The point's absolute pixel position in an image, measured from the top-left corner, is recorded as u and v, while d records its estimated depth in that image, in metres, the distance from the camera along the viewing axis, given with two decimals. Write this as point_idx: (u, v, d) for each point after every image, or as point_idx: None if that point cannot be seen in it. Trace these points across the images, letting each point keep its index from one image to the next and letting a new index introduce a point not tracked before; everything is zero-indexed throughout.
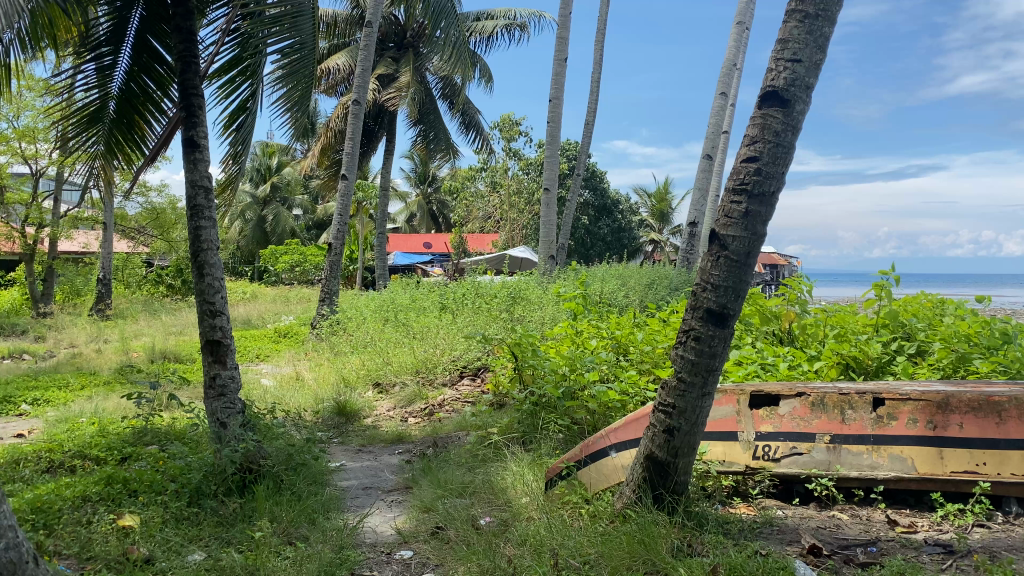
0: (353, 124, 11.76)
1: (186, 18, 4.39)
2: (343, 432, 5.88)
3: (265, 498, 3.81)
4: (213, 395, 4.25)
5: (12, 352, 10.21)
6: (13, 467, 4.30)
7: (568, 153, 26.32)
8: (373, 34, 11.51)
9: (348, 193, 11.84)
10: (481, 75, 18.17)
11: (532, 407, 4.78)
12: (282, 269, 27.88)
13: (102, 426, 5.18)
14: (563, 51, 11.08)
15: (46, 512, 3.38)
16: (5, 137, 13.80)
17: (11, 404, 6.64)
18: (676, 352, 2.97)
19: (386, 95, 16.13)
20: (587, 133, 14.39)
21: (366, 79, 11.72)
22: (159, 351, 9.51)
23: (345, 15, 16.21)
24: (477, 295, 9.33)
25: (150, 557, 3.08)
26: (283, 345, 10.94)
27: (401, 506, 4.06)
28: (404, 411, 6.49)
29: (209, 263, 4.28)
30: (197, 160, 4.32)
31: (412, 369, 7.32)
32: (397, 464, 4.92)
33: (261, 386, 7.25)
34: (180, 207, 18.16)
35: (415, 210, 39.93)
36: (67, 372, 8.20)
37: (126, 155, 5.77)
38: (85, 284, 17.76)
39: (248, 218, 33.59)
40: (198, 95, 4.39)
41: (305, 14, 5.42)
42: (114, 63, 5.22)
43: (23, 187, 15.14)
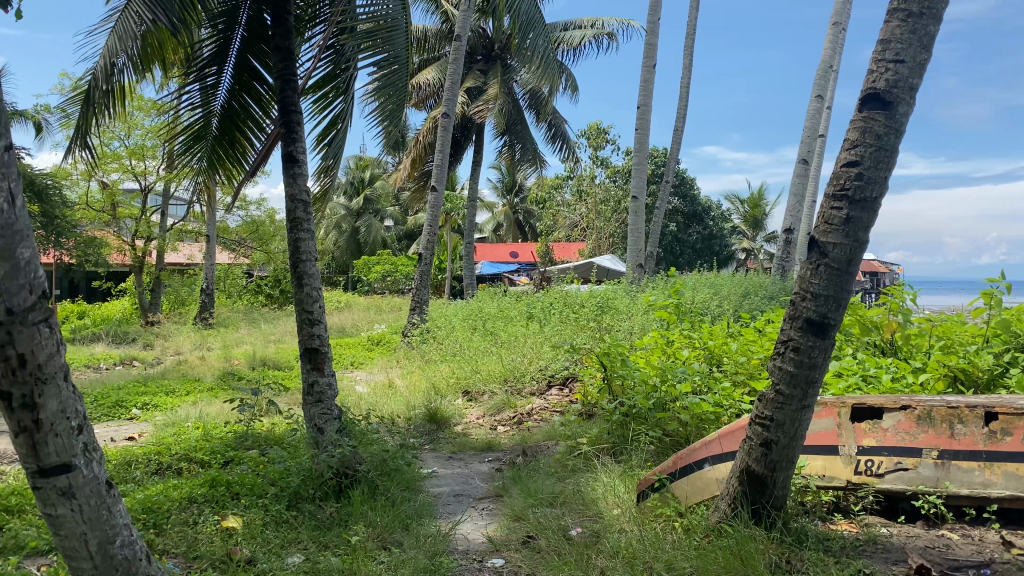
0: (441, 136, 11.93)
1: (285, 38, 4.54)
2: (434, 439, 5.95)
3: (361, 502, 3.89)
4: (311, 402, 4.37)
5: (123, 359, 10.78)
6: (125, 467, 4.53)
7: (657, 160, 26.11)
8: (461, 47, 11.65)
9: (438, 204, 12.00)
10: (569, 84, 18.20)
11: (622, 417, 4.75)
12: (374, 279, 28.51)
13: (206, 431, 5.41)
14: (650, 58, 10.98)
15: (155, 513, 3.55)
16: (118, 155, 14.58)
17: (122, 409, 7.00)
18: (773, 364, 2.89)
19: (474, 107, 16.35)
20: (676, 140, 14.19)
21: (454, 92, 11.89)
22: (259, 359, 9.87)
23: (435, 30, 16.55)
24: (566, 303, 9.30)
25: (252, 558, 3.16)
26: (376, 352, 11.20)
27: (492, 514, 4.08)
28: (493, 419, 6.54)
29: (308, 274, 4.42)
30: (296, 174, 4.48)
31: (500, 378, 7.35)
32: (488, 472, 4.95)
33: (354, 392, 7.41)
34: (279, 220, 18.80)
35: (502, 220, 40.30)
36: (174, 378, 8.59)
37: (228, 170, 5.95)
38: (189, 294, 18.57)
39: (342, 229, 34.58)
40: (296, 112, 4.55)
41: (400, 28, 5.51)
42: (218, 82, 5.48)
43: (133, 202, 15.96)
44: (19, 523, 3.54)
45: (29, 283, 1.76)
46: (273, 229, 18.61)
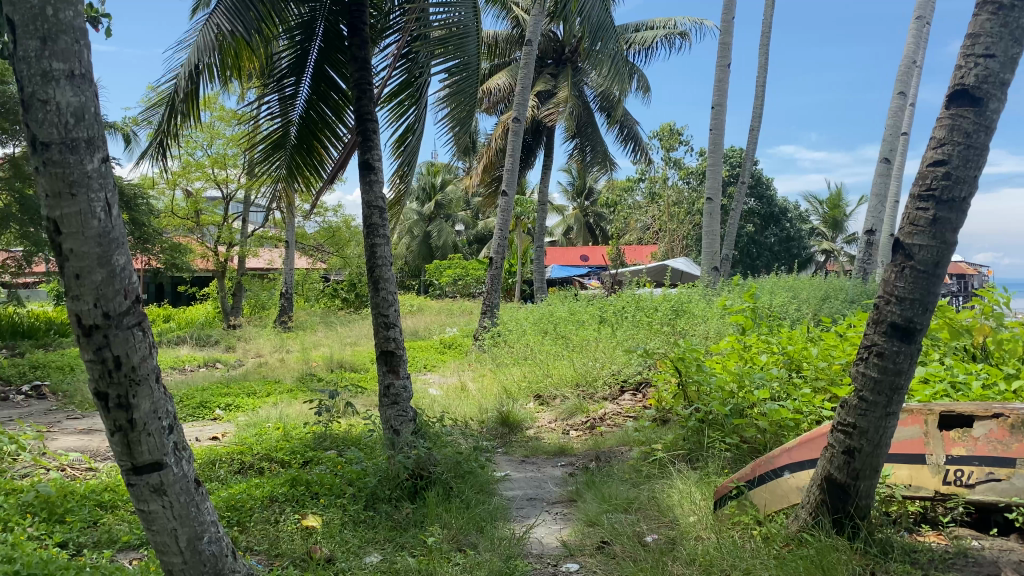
0: (512, 141, 11.98)
1: (361, 47, 4.63)
2: (506, 442, 5.99)
3: (436, 504, 3.93)
4: (387, 403, 4.45)
5: (206, 361, 11.15)
6: (210, 466, 4.68)
7: (732, 160, 25.68)
8: (532, 51, 11.68)
9: (508, 208, 12.04)
10: (641, 86, 18.07)
11: (698, 424, 4.69)
12: (446, 283, 28.79)
13: (286, 431, 5.56)
14: (724, 57, 10.81)
15: (239, 510, 3.68)
16: (201, 164, 15.10)
17: (206, 409, 7.25)
18: (857, 369, 2.81)
19: (545, 111, 16.38)
20: (751, 140, 13.92)
21: (525, 96, 11.92)
22: (336, 361, 10.09)
23: (506, 35, 16.66)
24: (639, 307, 9.23)
25: (331, 557, 3.23)
26: (448, 355, 11.32)
27: (566, 518, 4.07)
28: (565, 424, 6.53)
29: (383, 278, 4.49)
30: (372, 182, 4.57)
31: (572, 382, 7.33)
32: (561, 477, 4.94)
33: (428, 395, 7.51)
34: (354, 225, 19.19)
35: (573, 223, 40.24)
36: (255, 380, 8.87)
37: (305, 178, 6.07)
38: (268, 298, 19.12)
39: (414, 234, 35.04)
40: (372, 120, 4.64)
41: (472, 36, 5.50)
42: (295, 93, 5.63)
43: (216, 210, 16.51)
44: (112, 518, 3.71)
45: (124, 289, 1.84)
46: (348, 234, 19.01)
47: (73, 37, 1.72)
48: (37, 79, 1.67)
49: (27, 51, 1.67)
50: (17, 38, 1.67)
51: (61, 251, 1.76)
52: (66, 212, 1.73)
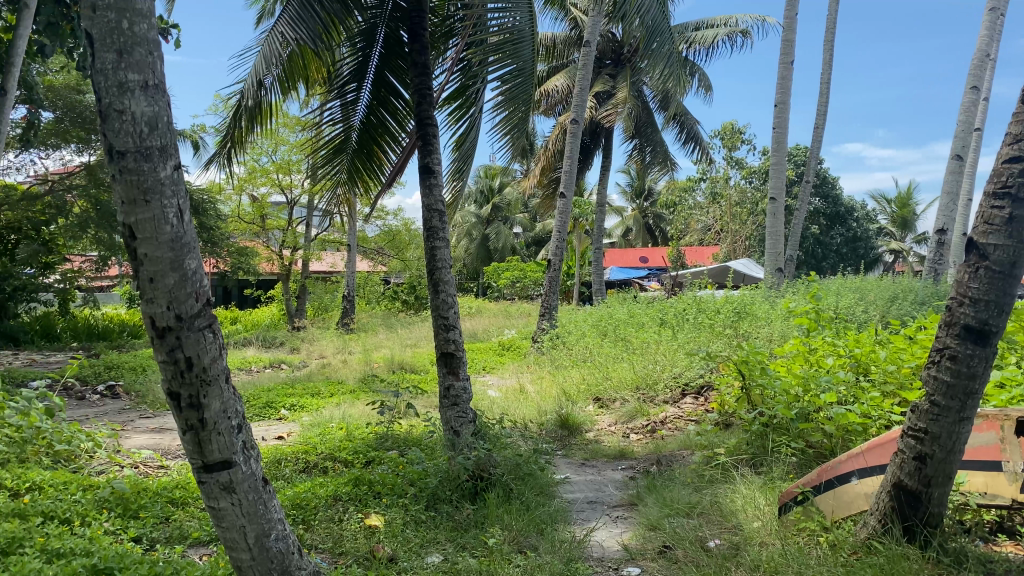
0: (570, 142, 11.95)
1: (421, 53, 4.68)
2: (566, 444, 5.98)
3: (496, 506, 3.94)
4: (448, 405, 4.49)
5: (271, 362, 11.42)
6: (276, 465, 4.79)
7: (796, 160, 25.19)
8: (591, 52, 11.64)
9: (566, 210, 12.02)
10: (701, 85, 17.86)
11: (762, 428, 4.62)
12: (504, 285, 28.92)
13: (349, 431, 5.65)
14: (787, 55, 10.62)
15: (304, 509, 3.76)
16: (266, 170, 15.45)
17: (272, 409, 7.41)
18: (928, 373, 2.73)
19: (604, 112, 16.33)
20: (816, 139, 13.63)
21: (583, 98, 11.89)
22: (396, 362, 10.21)
23: (565, 36, 16.64)
24: (700, 309, 9.12)
25: (394, 556, 3.28)
26: (507, 357, 11.35)
27: (627, 522, 4.05)
28: (625, 427, 6.50)
29: (443, 281, 4.53)
30: (432, 185, 4.62)
31: (632, 385, 7.28)
32: (621, 480, 4.91)
33: (487, 397, 7.54)
34: (413, 228, 19.40)
35: (632, 224, 39.97)
36: (318, 381, 9.03)
37: (365, 183, 6.12)
38: (331, 300, 19.45)
39: (472, 236, 35.28)
40: (432, 124, 4.69)
41: (527, 40, 5.47)
42: (357, 99, 5.73)
43: (280, 215, 16.87)
44: (182, 514, 3.82)
45: (196, 292, 1.90)
46: (408, 237, 19.21)
47: (147, 50, 1.78)
48: (113, 90, 1.74)
49: (104, 63, 1.74)
50: (95, 52, 1.74)
51: (135, 256, 1.82)
52: (140, 218, 1.79)
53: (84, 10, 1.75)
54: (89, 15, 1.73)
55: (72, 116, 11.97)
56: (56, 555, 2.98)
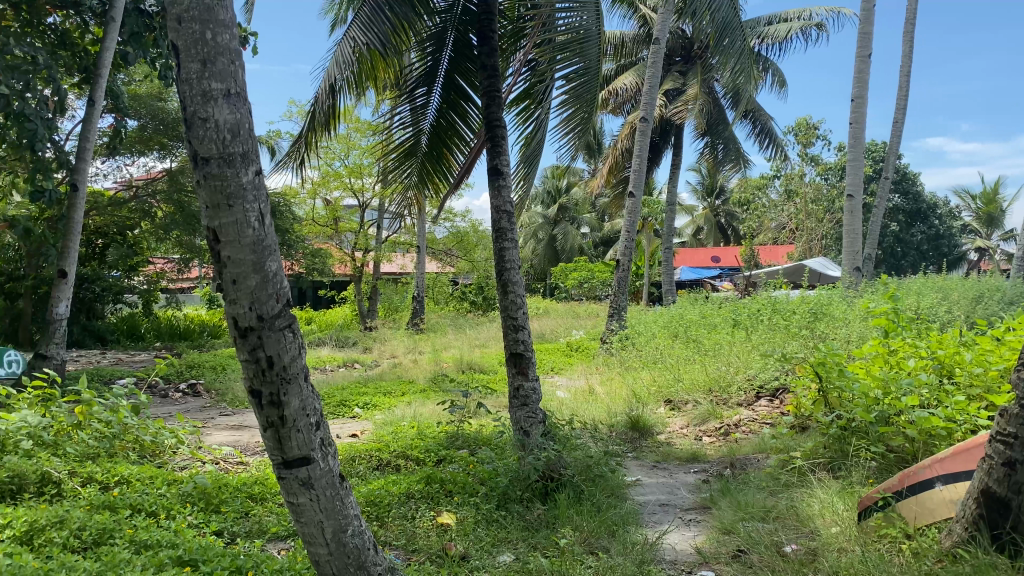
0: (639, 141, 11.85)
1: (490, 56, 4.71)
2: (637, 446, 5.94)
3: (567, 506, 3.94)
4: (518, 405, 4.50)
5: (344, 361, 11.64)
6: (350, 462, 4.89)
7: (874, 155, 24.45)
8: (660, 50, 11.52)
9: (635, 209, 11.92)
10: (775, 80, 17.49)
11: (840, 432, 4.51)
12: (572, 286, 28.84)
13: (420, 430, 5.72)
14: (865, 47, 10.32)
15: (378, 506, 3.84)
16: (338, 174, 15.78)
17: (346, 408, 7.55)
18: (1018, 376, 2.62)
19: (674, 109, 16.15)
20: (895, 133, 13.20)
21: (653, 96, 11.78)
22: (466, 362, 10.30)
23: (634, 34, 16.51)
24: (775, 309, 8.93)
25: (465, 555, 3.32)
26: (575, 358, 11.32)
27: (700, 526, 4.00)
28: (698, 430, 6.41)
29: (512, 281, 4.55)
30: (501, 187, 4.64)
31: (705, 387, 7.18)
32: (694, 483, 4.85)
33: (557, 397, 7.55)
34: (482, 230, 19.52)
35: (703, 223, 39.42)
36: (390, 380, 9.18)
37: (435, 184, 6.20)
38: (401, 301, 19.73)
39: (540, 237, 35.34)
40: (501, 126, 4.71)
41: (593, 40, 5.45)
42: (427, 102, 5.81)
43: (353, 218, 17.18)
44: (261, 510, 3.93)
45: (276, 293, 1.95)
46: (476, 239, 19.34)
47: (229, 59, 1.84)
48: (198, 99, 1.80)
49: (188, 73, 1.81)
50: (181, 62, 1.81)
51: (219, 258, 1.88)
52: (223, 222, 1.85)
53: (171, 21, 1.82)
54: (174, 27, 1.80)
55: (155, 123, 12.43)
56: (144, 546, 3.11)
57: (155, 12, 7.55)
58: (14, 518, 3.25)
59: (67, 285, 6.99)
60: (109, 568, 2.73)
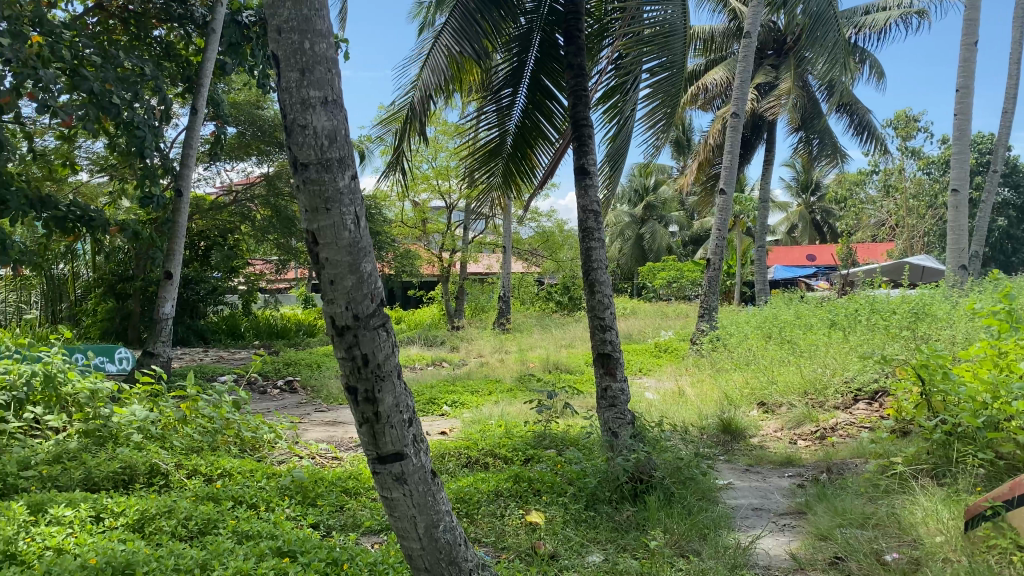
0: (730, 138, 11.60)
1: (576, 55, 4.71)
2: (729, 449, 5.83)
3: (657, 508, 3.91)
4: (605, 406, 4.49)
5: (433, 361, 11.79)
6: (439, 459, 4.96)
7: (981, 147, 23.29)
8: (751, 44, 11.26)
9: (725, 207, 11.68)
10: (873, 71, 16.86)
11: (945, 437, 4.33)
12: (660, 286, 28.47)
13: (507, 429, 5.76)
14: (972, 35, 9.84)
15: (468, 502, 3.89)
16: (427, 176, 16.05)
17: (435, 405, 7.67)
18: None
19: (767, 104, 15.74)
20: (1004, 124, 12.54)
21: (744, 91, 11.52)
22: (552, 362, 10.30)
23: (723, 29, 16.19)
24: (873, 310, 8.61)
25: (555, 554, 3.34)
26: (664, 359, 11.17)
27: (795, 531, 3.90)
28: (792, 433, 6.25)
29: (599, 281, 4.53)
30: (588, 186, 4.63)
31: (799, 390, 6.99)
32: (788, 488, 4.73)
33: (645, 398, 7.48)
34: (568, 230, 19.50)
35: (797, 220, 38.34)
36: (477, 379, 9.27)
37: (518, 185, 6.24)
38: (488, 301, 19.91)
39: (626, 236, 35.03)
40: (588, 125, 4.70)
41: (679, 34, 5.38)
42: (512, 103, 5.85)
43: (440, 218, 17.42)
44: (355, 503, 4.04)
45: (370, 293, 2.00)
46: (562, 238, 19.34)
47: (326, 67, 1.90)
48: (298, 107, 1.87)
49: (288, 82, 1.88)
50: (282, 71, 1.89)
51: (318, 260, 1.95)
52: (322, 224, 1.91)
53: (272, 32, 1.89)
54: (276, 37, 1.88)
55: (254, 129, 12.91)
56: (247, 536, 3.25)
57: (253, 23, 7.85)
58: (128, 506, 3.44)
59: (172, 285, 7.34)
60: (214, 556, 2.85)
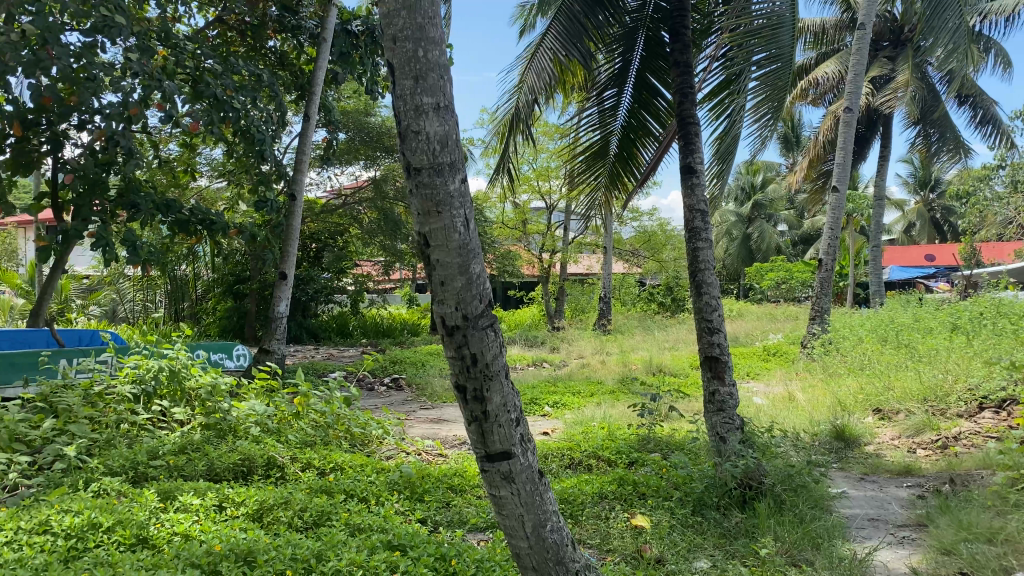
0: (843, 134, 11.18)
1: (683, 52, 4.64)
2: (842, 457, 5.63)
3: (767, 515, 3.81)
4: (713, 410, 4.39)
5: (534, 361, 11.87)
6: (543, 459, 4.99)
7: None
8: (866, 36, 10.82)
9: (837, 205, 11.26)
10: (1000, 60, 15.90)
11: None
12: (768, 287, 27.71)
13: (611, 431, 5.73)
14: None
15: (572, 503, 3.90)
16: (528, 177, 16.14)
17: (537, 406, 7.71)
18: None
19: (883, 98, 15.08)
20: None
21: (857, 85, 11.08)
22: (656, 365, 10.18)
23: (835, 21, 15.62)
24: (999, 314, 8.13)
25: (661, 558, 3.31)
26: (772, 363, 10.86)
27: (916, 544, 3.73)
28: (911, 441, 5.98)
29: (706, 283, 4.45)
30: (694, 185, 4.56)
31: (918, 396, 6.67)
32: (907, 498, 4.53)
33: (753, 403, 7.30)
34: (671, 229, 19.22)
35: (914, 218, 36.59)
36: (579, 380, 9.27)
37: (624, 184, 6.18)
38: (588, 302, 19.89)
39: (733, 236, 34.27)
40: (695, 123, 4.63)
41: (787, 25, 5.22)
42: (616, 104, 5.82)
43: (542, 219, 17.47)
44: (461, 500, 4.11)
45: (480, 294, 2.03)
46: (665, 238, 19.07)
47: (439, 74, 1.95)
48: (411, 113, 1.93)
49: (403, 89, 1.94)
50: (397, 79, 1.95)
51: (430, 262, 2.00)
52: (433, 227, 1.96)
53: (388, 41, 1.96)
54: (392, 46, 1.94)
55: (362, 135, 13.31)
56: (359, 529, 3.36)
57: (362, 32, 8.07)
58: (248, 497, 3.60)
59: (286, 285, 7.65)
60: (329, 547, 2.96)
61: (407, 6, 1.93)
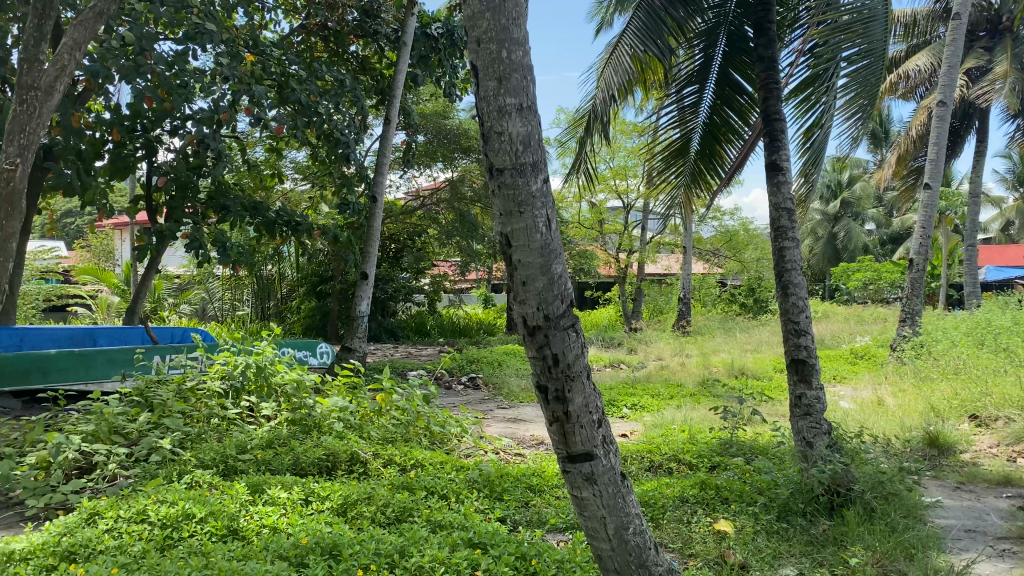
0: (935, 128, 10.74)
1: (768, 47, 4.52)
2: (936, 464, 5.41)
3: (857, 524, 3.69)
4: (800, 414, 4.28)
5: (611, 361, 11.82)
6: (622, 461, 4.95)
7: None
8: (960, 26, 10.36)
9: (928, 203, 10.83)
10: None
11: None
12: (855, 287, 26.85)
13: (691, 435, 5.64)
14: None
15: (653, 506, 3.87)
16: (605, 177, 16.04)
17: (616, 407, 7.65)
18: None
19: (979, 90, 14.42)
20: None
21: (951, 77, 10.62)
22: (737, 368, 9.99)
23: (928, 11, 15.01)
24: None
25: (745, 564, 3.25)
26: (859, 367, 10.52)
27: (1017, 558, 3.55)
28: (1010, 450, 5.70)
29: (792, 283, 4.33)
30: (780, 183, 4.45)
31: (1018, 403, 6.36)
32: (1007, 510, 4.32)
33: (840, 407, 7.09)
34: (753, 229, 18.82)
35: (1012, 216, 34.90)
36: (658, 382, 9.17)
37: (706, 182, 6.07)
38: (667, 303, 19.66)
39: (818, 235, 33.36)
40: (780, 119, 4.52)
41: (879, 19, 5.04)
42: (697, 100, 5.73)
43: (619, 219, 17.35)
44: (540, 501, 4.11)
45: (562, 294, 2.03)
46: (746, 238, 18.69)
47: (522, 75, 1.96)
48: (495, 114, 1.94)
49: (486, 91, 1.95)
50: (480, 81, 1.96)
51: (511, 262, 2.01)
52: (516, 227, 1.97)
53: (471, 44, 1.98)
54: (475, 49, 1.96)
55: (440, 137, 13.46)
56: (440, 526, 3.39)
57: (441, 34, 8.15)
58: (333, 491, 3.69)
59: (368, 285, 7.79)
60: (410, 543, 3.00)
61: (492, 8, 1.94)
